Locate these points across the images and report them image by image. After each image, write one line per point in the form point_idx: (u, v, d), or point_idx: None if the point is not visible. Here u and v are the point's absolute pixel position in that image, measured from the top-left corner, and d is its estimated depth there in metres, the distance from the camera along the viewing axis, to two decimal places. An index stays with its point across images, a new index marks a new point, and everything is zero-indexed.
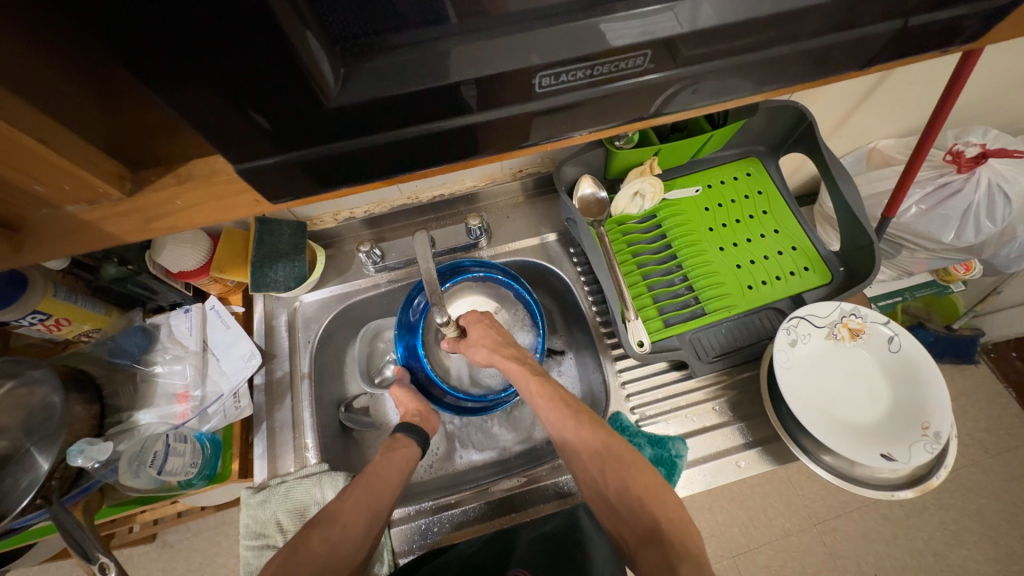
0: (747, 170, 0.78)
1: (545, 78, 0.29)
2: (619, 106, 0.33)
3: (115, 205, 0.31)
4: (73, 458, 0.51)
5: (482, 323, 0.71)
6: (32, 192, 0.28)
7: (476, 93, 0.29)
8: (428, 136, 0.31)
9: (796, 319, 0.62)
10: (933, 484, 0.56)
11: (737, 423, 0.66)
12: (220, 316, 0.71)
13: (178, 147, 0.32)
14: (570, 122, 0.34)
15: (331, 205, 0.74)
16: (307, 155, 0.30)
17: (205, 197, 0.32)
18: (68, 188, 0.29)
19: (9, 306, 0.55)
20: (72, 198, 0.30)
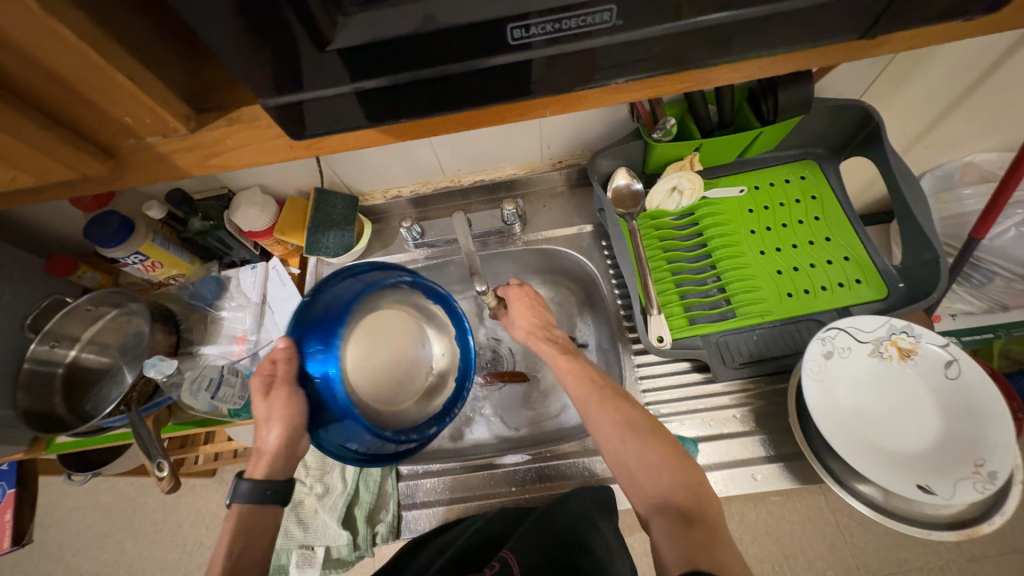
0: (802, 173, 0.73)
1: (515, 29, 0.31)
2: (600, 62, 0.34)
3: (181, 139, 0.37)
4: (147, 368, 0.60)
5: (524, 299, 0.70)
6: (123, 123, 0.35)
7: (458, 41, 0.31)
8: (418, 83, 0.34)
9: (835, 330, 0.57)
10: (983, 530, 0.49)
11: (761, 435, 0.63)
12: (279, 275, 0.80)
13: (233, 98, 0.38)
14: (550, 80, 0.35)
15: (381, 182, 0.81)
16: (307, 97, 0.33)
17: (250, 139, 0.37)
18: (148, 122, 0.35)
19: (118, 244, 0.67)
20: (151, 130, 0.36)
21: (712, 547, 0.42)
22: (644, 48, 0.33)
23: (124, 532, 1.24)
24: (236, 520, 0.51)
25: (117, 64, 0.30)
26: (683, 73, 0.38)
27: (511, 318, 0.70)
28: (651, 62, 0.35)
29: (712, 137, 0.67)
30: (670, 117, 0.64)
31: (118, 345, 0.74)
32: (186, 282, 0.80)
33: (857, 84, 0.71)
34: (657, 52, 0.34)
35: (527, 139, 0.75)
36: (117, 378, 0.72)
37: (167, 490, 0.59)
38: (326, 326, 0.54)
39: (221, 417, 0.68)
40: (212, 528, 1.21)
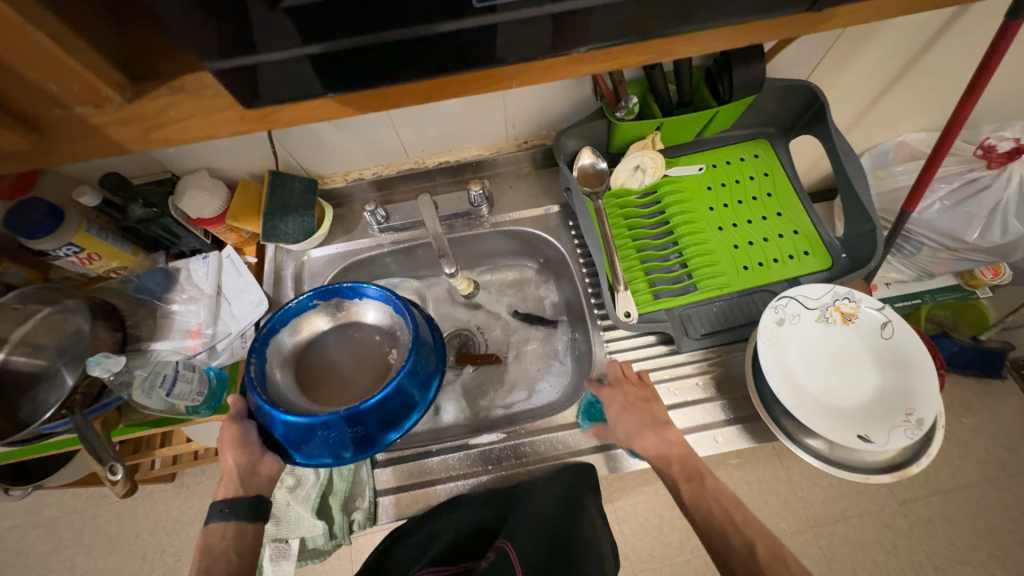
0: (755, 151, 0.77)
1: None
2: (563, 29, 0.34)
3: (117, 110, 0.34)
4: (92, 367, 0.56)
5: (632, 389, 0.63)
6: (45, 92, 0.31)
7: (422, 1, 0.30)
8: (379, 47, 0.32)
9: (786, 298, 0.61)
10: (911, 471, 0.55)
11: (721, 399, 0.66)
12: (234, 265, 0.76)
13: (172, 64, 0.34)
14: (514, 47, 0.35)
15: (340, 164, 0.78)
16: (260, 59, 0.31)
17: (195, 109, 0.35)
18: (76, 90, 0.32)
19: (47, 234, 0.61)
20: (80, 100, 0.32)
21: None
22: (604, 14, 0.34)
23: (74, 547, 1.16)
24: (206, 542, 0.53)
25: (37, 23, 0.27)
26: (647, 45, 0.38)
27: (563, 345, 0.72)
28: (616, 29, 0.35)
29: (672, 116, 0.68)
30: (632, 96, 0.65)
31: (53, 346, 0.68)
32: (128, 275, 0.74)
33: (805, 65, 0.74)
34: (618, 20, 0.34)
35: (492, 118, 0.74)
36: (54, 381, 0.66)
37: (122, 494, 0.56)
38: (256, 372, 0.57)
39: (179, 415, 0.64)
40: (173, 534, 1.16)
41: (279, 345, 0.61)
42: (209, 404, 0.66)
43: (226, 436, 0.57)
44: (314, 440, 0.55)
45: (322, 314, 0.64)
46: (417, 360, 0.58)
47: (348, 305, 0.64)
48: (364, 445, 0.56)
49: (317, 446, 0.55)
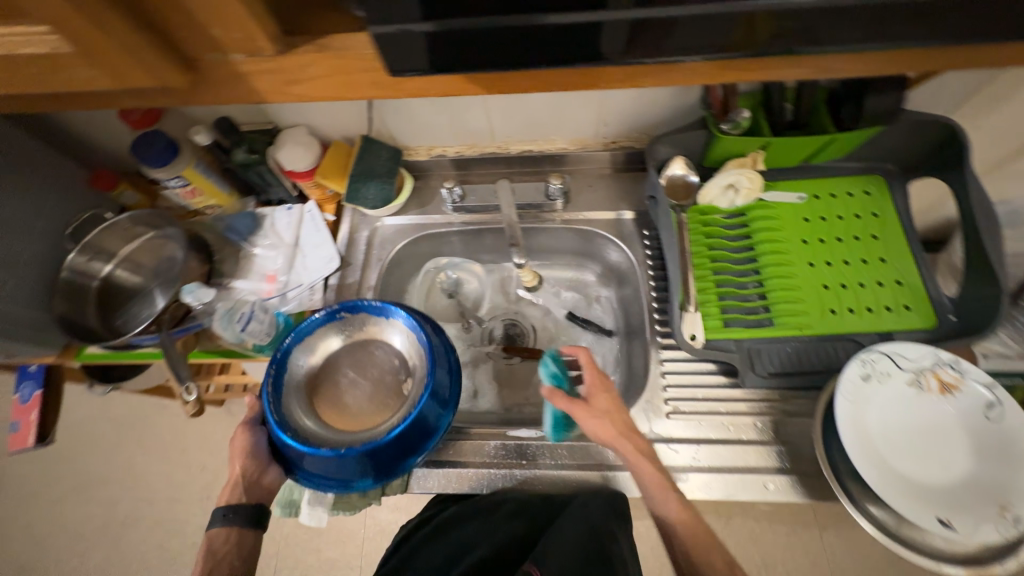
0: (867, 187, 0.70)
1: None
2: (716, 27, 0.33)
3: (268, 60, 0.34)
4: (185, 293, 0.64)
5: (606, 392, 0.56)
6: (211, 35, 0.33)
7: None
8: (531, 28, 0.33)
9: (876, 353, 0.56)
10: (995, 571, 0.48)
11: (777, 446, 0.62)
12: (314, 220, 0.80)
13: (320, 25, 0.35)
14: (659, 42, 0.34)
15: (427, 138, 0.79)
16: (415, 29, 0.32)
17: (334, 68, 0.35)
18: (237, 37, 0.33)
19: (163, 165, 0.67)
20: (237, 45, 0.33)
21: None
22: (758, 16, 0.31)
23: (132, 447, 1.29)
24: (209, 544, 0.58)
25: None
26: (789, 54, 0.35)
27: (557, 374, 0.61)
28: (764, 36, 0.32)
29: (782, 136, 0.63)
30: (743, 109, 0.62)
31: (151, 267, 0.75)
32: (221, 213, 0.80)
33: (946, 99, 0.66)
34: None
35: (584, 113, 0.72)
36: (148, 298, 0.73)
37: (190, 413, 0.61)
38: (275, 390, 0.60)
39: (248, 351, 0.69)
40: (215, 454, 1.26)
41: (302, 359, 0.64)
42: (274, 346, 0.69)
43: (237, 448, 0.62)
44: (320, 461, 0.57)
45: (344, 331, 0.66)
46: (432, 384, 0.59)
47: (371, 324, 0.66)
48: (379, 468, 0.57)
49: (326, 469, 0.57)
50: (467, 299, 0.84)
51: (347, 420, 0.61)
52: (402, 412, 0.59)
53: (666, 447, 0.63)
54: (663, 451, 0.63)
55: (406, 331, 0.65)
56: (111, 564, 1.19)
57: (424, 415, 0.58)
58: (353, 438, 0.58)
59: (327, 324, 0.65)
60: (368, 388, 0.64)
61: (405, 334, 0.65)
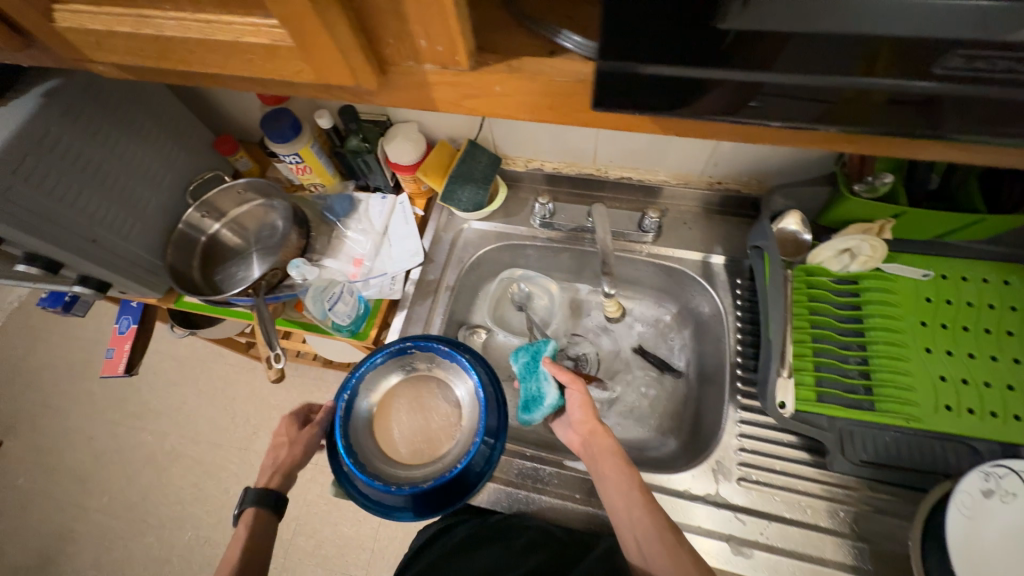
0: (1007, 277, 0.62)
1: (957, 57, 0.26)
2: (957, 108, 0.28)
3: (457, 76, 0.31)
4: (293, 268, 0.70)
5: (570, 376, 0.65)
6: (411, 44, 0.29)
7: (857, 53, 0.27)
8: (771, 85, 0.29)
9: (1004, 468, 0.49)
10: None
11: (858, 542, 0.56)
12: (404, 213, 0.82)
13: (506, 41, 0.33)
14: (882, 110, 0.30)
15: (528, 151, 0.79)
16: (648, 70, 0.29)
17: (526, 94, 0.32)
18: (438, 50, 0.29)
19: (285, 142, 0.71)
20: (434, 58, 0.30)
21: None
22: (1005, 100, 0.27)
23: (191, 386, 1.39)
24: (248, 523, 0.58)
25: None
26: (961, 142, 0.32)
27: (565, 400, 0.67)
28: (972, 124, 0.29)
29: (919, 208, 0.58)
30: (886, 173, 0.56)
31: (253, 232, 0.80)
32: (323, 192, 0.84)
33: None
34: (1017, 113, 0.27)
35: (696, 150, 0.70)
36: (246, 261, 0.77)
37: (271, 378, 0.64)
38: (343, 416, 0.61)
39: (327, 328, 0.73)
40: (261, 410, 1.33)
41: (369, 385, 0.65)
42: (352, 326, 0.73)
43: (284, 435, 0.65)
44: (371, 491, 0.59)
45: (410, 364, 0.67)
46: (482, 447, 0.60)
47: (437, 363, 0.67)
48: (423, 509, 0.59)
49: (374, 497, 0.59)
50: (537, 315, 0.84)
51: (400, 453, 0.63)
52: (453, 460, 0.61)
53: (732, 515, 0.59)
54: (728, 519, 0.59)
55: (469, 383, 0.65)
56: (155, 491, 1.28)
57: (472, 465, 0.60)
58: (403, 475, 0.60)
59: (397, 357, 0.66)
60: (424, 424, 0.65)
61: (468, 380, 0.65)
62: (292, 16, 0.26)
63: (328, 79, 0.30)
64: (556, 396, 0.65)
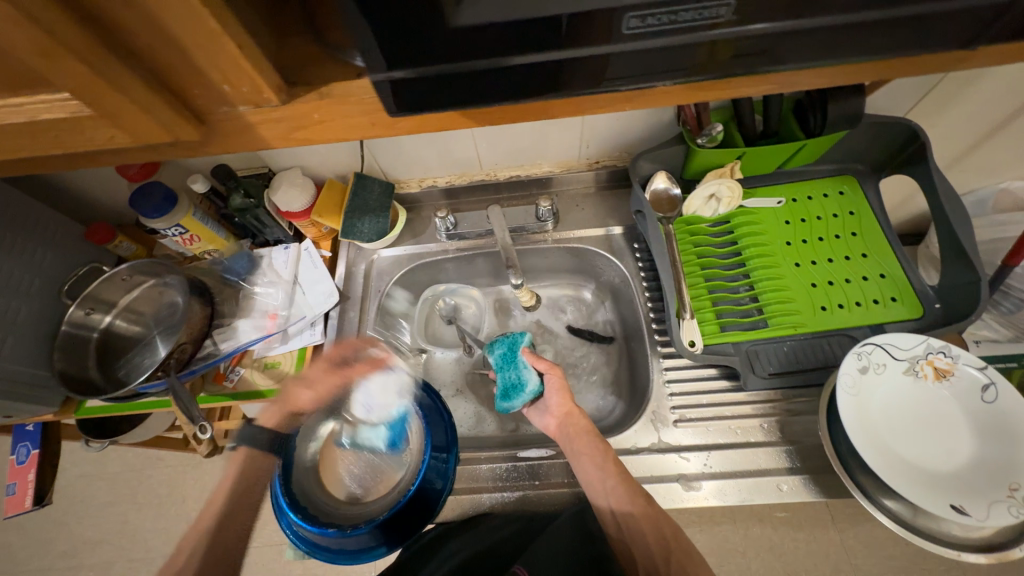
0: (841, 189, 0.73)
1: (632, 19, 0.30)
2: (700, 60, 0.34)
3: (274, 111, 0.34)
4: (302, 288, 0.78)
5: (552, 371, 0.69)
6: (219, 91, 0.32)
7: (583, 24, 0.31)
8: (521, 68, 0.33)
9: (871, 345, 0.57)
10: (1013, 555, 0.48)
11: (786, 446, 0.62)
12: (311, 258, 0.81)
13: (309, 69, 0.35)
14: (648, 70, 0.34)
15: (417, 171, 0.82)
16: (418, 73, 0.32)
17: (337, 113, 0.35)
18: (245, 91, 0.32)
19: (161, 215, 0.69)
20: (244, 99, 0.33)
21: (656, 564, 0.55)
22: (726, 45, 0.33)
23: (128, 503, 1.25)
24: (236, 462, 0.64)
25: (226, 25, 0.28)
26: (746, 80, 0.37)
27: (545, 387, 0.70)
28: (716, 68, 0.35)
29: (755, 146, 0.67)
30: (715, 123, 0.66)
31: (151, 315, 0.75)
32: (219, 257, 0.81)
33: (904, 101, 0.70)
34: (744, 51, 0.33)
35: (568, 137, 0.75)
36: (149, 346, 0.72)
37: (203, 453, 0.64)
38: (284, 474, 0.60)
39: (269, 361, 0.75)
40: None
41: (308, 434, 0.65)
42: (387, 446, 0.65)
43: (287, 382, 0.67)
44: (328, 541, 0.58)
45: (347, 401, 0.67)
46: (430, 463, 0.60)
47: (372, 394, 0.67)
48: (388, 539, 0.59)
49: (337, 547, 0.58)
50: (467, 324, 0.85)
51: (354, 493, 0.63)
52: (405, 485, 0.60)
53: (677, 456, 0.63)
54: (674, 460, 0.63)
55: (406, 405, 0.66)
56: None
57: (428, 482, 0.60)
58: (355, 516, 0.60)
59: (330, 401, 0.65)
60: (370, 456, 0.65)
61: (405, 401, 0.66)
62: (81, 85, 0.27)
63: (144, 139, 0.32)
64: (536, 382, 0.68)
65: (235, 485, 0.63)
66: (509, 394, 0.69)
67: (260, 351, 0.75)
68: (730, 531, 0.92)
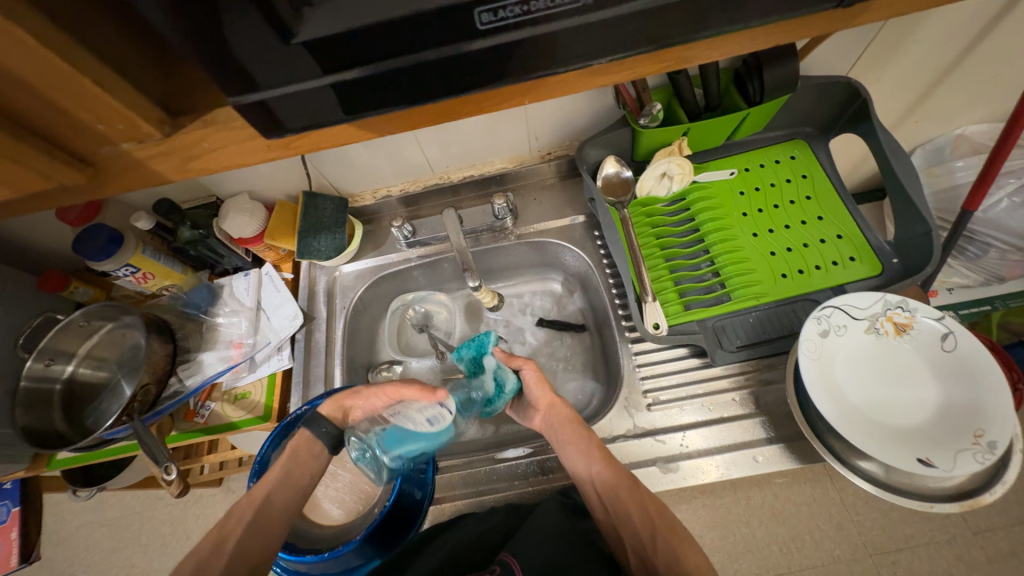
0: (792, 153, 0.73)
1: (484, 13, 0.30)
2: (586, 42, 0.33)
3: (158, 144, 0.36)
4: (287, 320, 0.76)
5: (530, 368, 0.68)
6: (95, 130, 0.34)
7: (452, 21, 0.30)
8: (396, 72, 0.33)
9: (830, 307, 0.57)
10: (985, 500, 0.49)
11: (760, 416, 0.62)
12: (273, 281, 0.80)
13: (205, 101, 0.37)
14: (536, 59, 0.34)
15: (369, 182, 0.81)
16: (301, 88, 0.32)
17: (225, 140, 0.36)
18: (122, 128, 0.34)
19: (108, 257, 0.67)
20: (125, 136, 0.35)
21: (670, 539, 0.52)
22: (612, 26, 0.32)
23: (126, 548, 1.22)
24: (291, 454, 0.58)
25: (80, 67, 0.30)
26: (649, 56, 0.36)
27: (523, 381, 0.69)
28: (609, 45, 0.34)
29: (699, 121, 0.66)
30: (655, 102, 0.64)
31: (115, 359, 0.74)
32: (178, 291, 0.79)
33: (844, 59, 0.69)
34: (631, 30, 0.33)
35: (514, 131, 0.74)
36: (116, 391, 0.71)
37: (176, 494, 0.64)
38: None
39: (239, 393, 0.74)
40: None
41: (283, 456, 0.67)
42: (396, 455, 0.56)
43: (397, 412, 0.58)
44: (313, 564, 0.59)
45: None
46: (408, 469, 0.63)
47: None
48: (377, 551, 0.61)
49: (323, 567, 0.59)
50: (439, 330, 0.85)
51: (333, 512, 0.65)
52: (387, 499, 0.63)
53: (653, 439, 0.63)
54: (651, 444, 0.63)
55: None
56: None
57: (408, 493, 0.62)
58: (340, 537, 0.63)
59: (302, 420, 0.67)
60: (348, 477, 0.68)
61: None
62: None
63: (25, 188, 0.34)
64: (514, 380, 0.68)
65: (287, 469, 0.57)
66: (488, 400, 0.68)
67: (229, 383, 0.75)
68: (732, 503, 0.86)
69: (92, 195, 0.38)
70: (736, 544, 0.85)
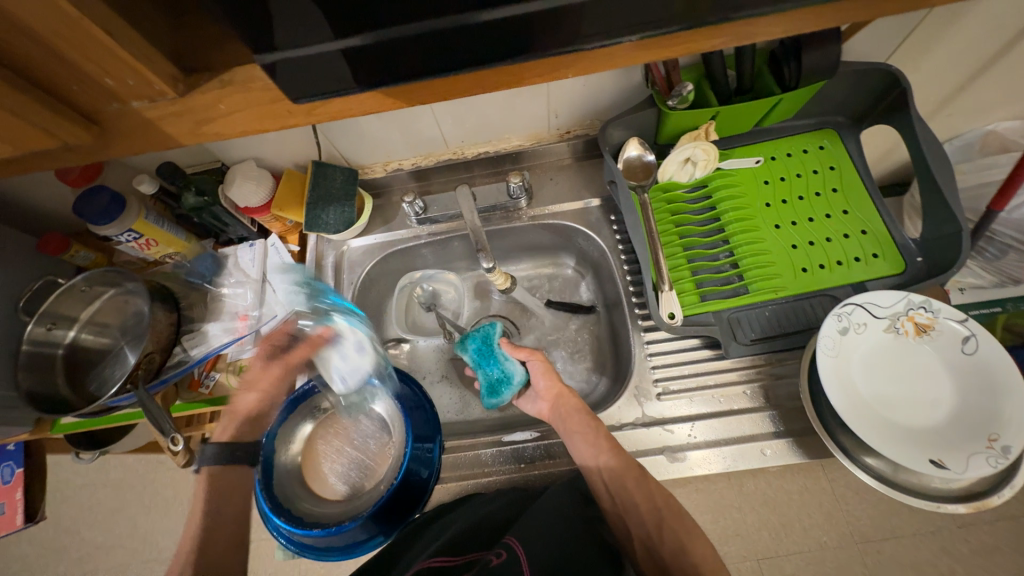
0: (821, 143, 0.70)
1: None
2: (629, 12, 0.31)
3: (170, 103, 0.34)
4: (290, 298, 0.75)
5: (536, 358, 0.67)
6: (104, 86, 0.32)
7: None
8: (429, 35, 0.31)
9: (852, 305, 0.56)
10: (993, 502, 0.49)
11: (771, 410, 0.62)
12: (278, 253, 0.78)
13: (223, 59, 0.34)
14: (574, 27, 0.32)
15: (380, 155, 0.78)
16: (327, 48, 0.30)
17: (244, 103, 0.34)
18: (132, 84, 0.32)
19: (111, 221, 0.64)
20: (136, 94, 0.33)
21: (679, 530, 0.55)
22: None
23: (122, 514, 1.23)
24: None
25: (87, 12, 0.27)
26: (696, 31, 0.34)
27: (530, 372, 0.69)
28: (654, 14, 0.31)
29: (730, 105, 0.63)
30: (686, 83, 0.61)
31: (118, 326, 0.72)
32: (181, 260, 0.77)
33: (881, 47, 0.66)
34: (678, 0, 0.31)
35: (533, 107, 0.71)
36: (119, 358, 0.70)
37: (181, 464, 0.63)
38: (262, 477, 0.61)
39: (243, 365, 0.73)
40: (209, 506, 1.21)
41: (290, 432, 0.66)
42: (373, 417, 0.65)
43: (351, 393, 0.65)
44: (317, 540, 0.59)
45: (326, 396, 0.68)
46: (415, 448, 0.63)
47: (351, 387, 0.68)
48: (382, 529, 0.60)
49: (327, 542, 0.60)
50: (447, 310, 0.83)
51: (338, 489, 0.64)
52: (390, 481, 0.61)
53: (661, 428, 0.63)
54: (659, 433, 0.63)
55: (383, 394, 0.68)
56: None
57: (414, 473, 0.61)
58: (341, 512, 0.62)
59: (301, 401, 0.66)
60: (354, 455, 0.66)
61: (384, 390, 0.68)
62: None
63: (28, 146, 0.32)
64: (522, 372, 0.68)
65: None
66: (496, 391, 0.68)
67: (234, 354, 0.74)
68: (725, 489, 0.87)
69: (97, 156, 0.36)
70: (725, 528, 0.87)
